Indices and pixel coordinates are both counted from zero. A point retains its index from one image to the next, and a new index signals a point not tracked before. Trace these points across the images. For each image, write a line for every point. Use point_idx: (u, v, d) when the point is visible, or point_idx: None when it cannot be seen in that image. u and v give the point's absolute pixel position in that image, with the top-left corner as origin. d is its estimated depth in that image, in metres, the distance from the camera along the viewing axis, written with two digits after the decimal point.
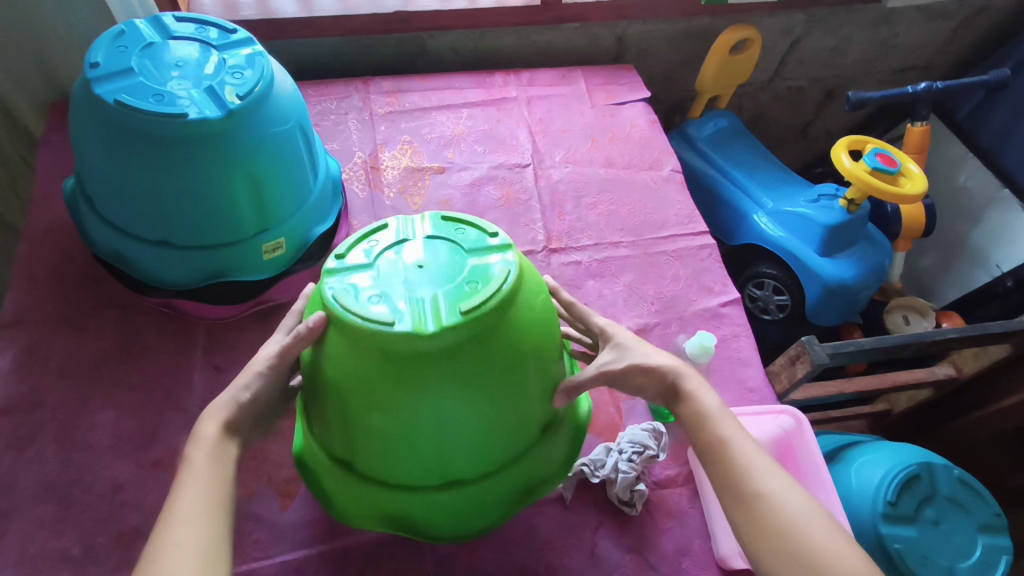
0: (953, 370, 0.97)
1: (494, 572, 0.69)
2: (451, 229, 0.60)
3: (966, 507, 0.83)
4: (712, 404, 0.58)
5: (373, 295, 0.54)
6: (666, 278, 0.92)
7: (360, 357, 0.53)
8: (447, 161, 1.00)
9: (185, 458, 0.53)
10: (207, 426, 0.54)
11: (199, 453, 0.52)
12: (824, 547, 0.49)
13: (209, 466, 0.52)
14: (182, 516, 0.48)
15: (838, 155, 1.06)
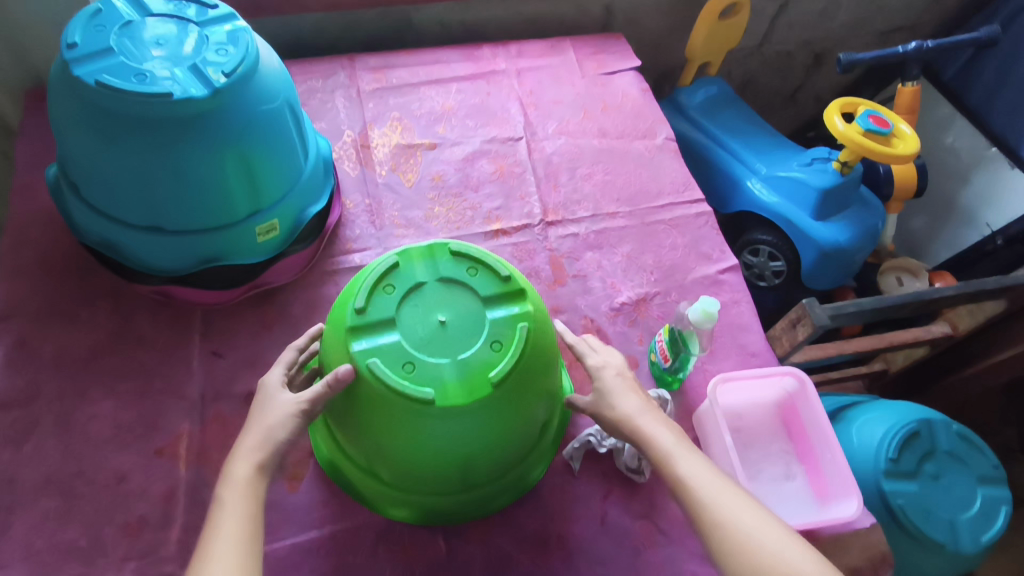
0: (950, 328, 0.97)
1: (506, 545, 0.69)
2: (462, 271, 0.62)
3: (965, 460, 0.84)
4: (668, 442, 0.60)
5: (404, 359, 0.57)
6: (665, 247, 0.92)
7: (394, 417, 0.57)
8: (438, 136, 0.98)
9: (218, 495, 0.55)
10: (240, 464, 0.56)
11: (232, 492, 0.54)
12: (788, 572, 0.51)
13: (241, 504, 0.53)
14: (217, 556, 0.50)
15: (831, 118, 1.05)
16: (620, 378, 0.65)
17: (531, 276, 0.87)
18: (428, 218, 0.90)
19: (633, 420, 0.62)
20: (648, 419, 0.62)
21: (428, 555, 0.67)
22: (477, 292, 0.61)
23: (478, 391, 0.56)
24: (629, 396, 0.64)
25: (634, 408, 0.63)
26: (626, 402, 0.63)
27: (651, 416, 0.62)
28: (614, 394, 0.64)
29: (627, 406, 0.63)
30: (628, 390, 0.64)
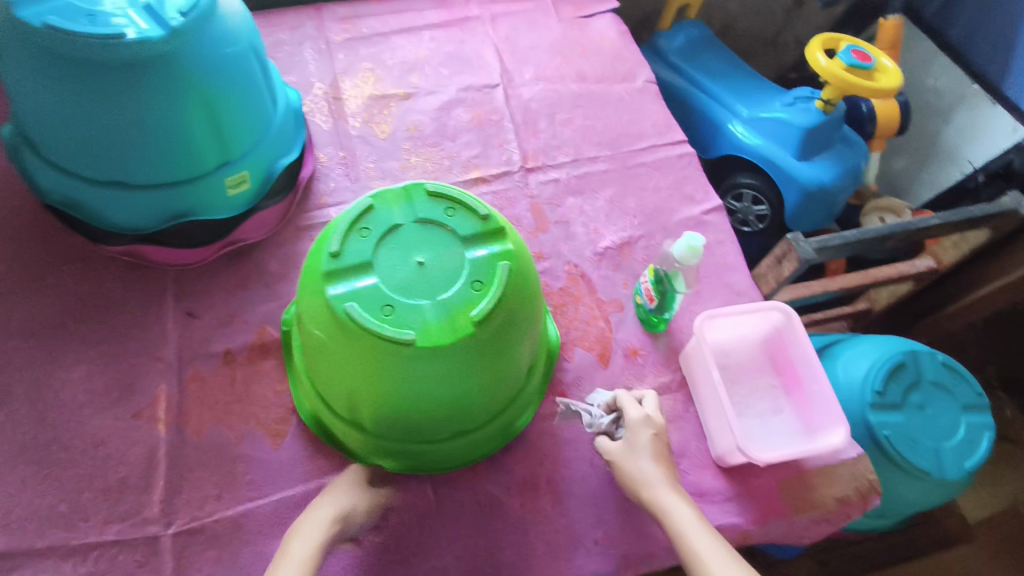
0: (934, 261, 0.96)
1: (496, 492, 0.69)
2: (440, 212, 0.60)
3: (950, 389, 0.85)
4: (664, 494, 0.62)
5: (383, 302, 0.55)
6: (648, 190, 0.90)
7: (376, 362, 0.56)
8: (413, 86, 0.95)
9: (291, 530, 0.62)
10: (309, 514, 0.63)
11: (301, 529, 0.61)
12: None
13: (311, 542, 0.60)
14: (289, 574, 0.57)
15: (813, 55, 1.03)
16: (645, 439, 0.66)
17: (513, 224, 0.85)
18: (403, 169, 0.88)
19: (647, 488, 0.63)
20: (663, 490, 0.62)
21: (417, 504, 0.67)
22: (455, 233, 0.59)
23: (460, 330, 0.55)
24: (648, 459, 0.64)
25: (652, 475, 0.63)
26: (643, 466, 0.64)
27: (666, 488, 0.63)
28: (634, 456, 0.65)
29: (648, 470, 0.64)
30: (648, 455, 0.65)
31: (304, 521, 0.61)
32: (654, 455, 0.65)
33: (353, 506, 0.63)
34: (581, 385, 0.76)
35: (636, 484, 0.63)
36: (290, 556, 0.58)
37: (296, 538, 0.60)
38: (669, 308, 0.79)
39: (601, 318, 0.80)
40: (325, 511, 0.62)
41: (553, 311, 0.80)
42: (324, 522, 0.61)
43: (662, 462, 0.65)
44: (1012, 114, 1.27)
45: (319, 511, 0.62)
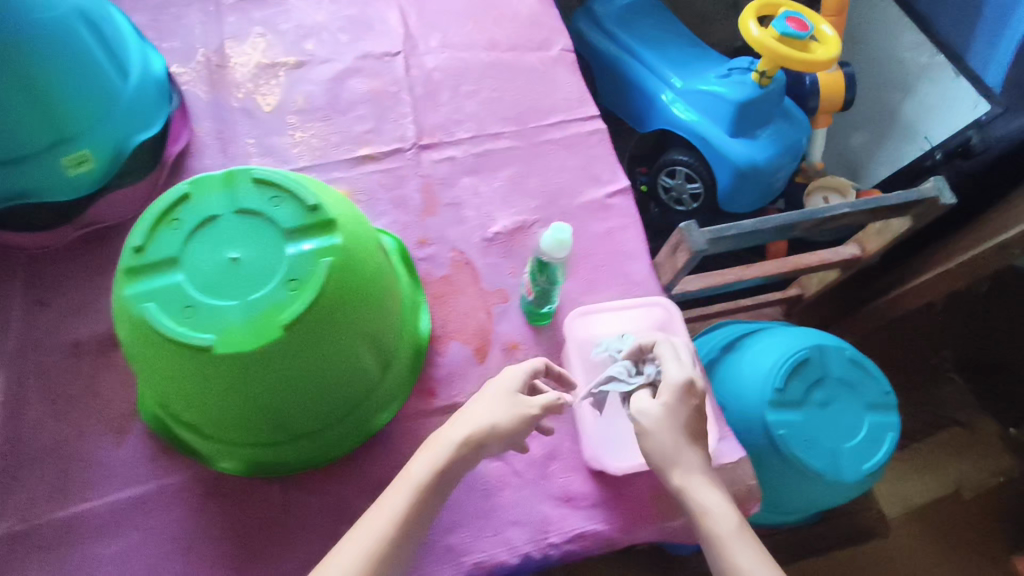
0: (857, 250, 0.91)
1: (349, 495, 0.68)
2: (262, 201, 0.55)
3: (855, 387, 0.82)
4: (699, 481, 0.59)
5: (183, 302, 0.52)
6: (553, 171, 0.83)
7: (181, 366, 0.53)
8: (306, 54, 0.87)
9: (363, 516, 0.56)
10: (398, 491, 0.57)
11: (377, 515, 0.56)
12: None
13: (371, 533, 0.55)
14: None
15: (745, 23, 0.95)
16: (680, 411, 0.61)
17: (398, 206, 0.80)
18: (289, 145, 0.81)
19: (675, 469, 0.59)
20: (693, 475, 0.59)
21: (263, 509, 0.66)
22: (276, 225, 0.55)
23: (265, 335, 0.52)
24: (683, 437, 0.60)
25: (680, 458, 0.60)
26: (673, 443, 0.60)
27: (698, 469, 0.60)
28: (671, 424, 0.60)
29: (674, 450, 0.60)
30: (681, 430, 0.60)
31: (444, 441, 0.59)
32: (684, 430, 0.61)
33: (524, 406, 0.61)
34: (453, 383, 0.73)
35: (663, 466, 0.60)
36: (412, 481, 0.57)
37: (422, 461, 0.58)
38: (550, 301, 0.74)
39: (482, 309, 0.76)
40: (452, 433, 0.59)
41: (432, 301, 0.76)
42: (453, 446, 0.59)
43: (692, 440, 0.61)
44: (972, 84, 1.17)
45: (449, 433, 0.59)
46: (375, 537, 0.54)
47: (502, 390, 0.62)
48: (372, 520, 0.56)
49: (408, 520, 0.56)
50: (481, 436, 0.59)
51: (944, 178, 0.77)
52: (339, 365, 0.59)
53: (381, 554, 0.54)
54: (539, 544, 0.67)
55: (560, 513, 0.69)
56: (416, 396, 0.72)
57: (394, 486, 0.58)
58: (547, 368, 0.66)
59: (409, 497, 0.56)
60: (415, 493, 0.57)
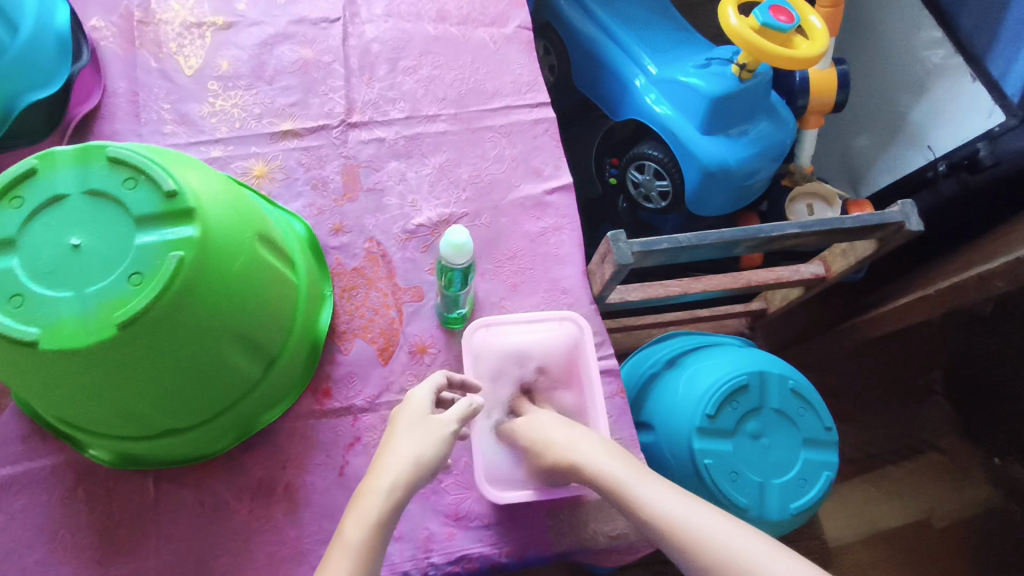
0: (821, 269, 0.85)
1: (224, 494, 0.62)
2: (116, 183, 0.50)
3: (794, 420, 0.75)
4: (590, 447, 0.57)
5: (14, 289, 0.48)
6: (487, 159, 0.78)
7: (16, 358, 0.49)
8: (237, 14, 0.82)
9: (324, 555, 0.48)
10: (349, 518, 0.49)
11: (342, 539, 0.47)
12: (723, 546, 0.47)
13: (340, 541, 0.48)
14: None
15: (724, 10, 0.84)
16: (550, 421, 0.62)
17: (317, 187, 0.75)
18: (205, 115, 0.77)
19: (570, 453, 0.58)
20: (593, 448, 0.57)
21: (129, 501, 0.61)
22: (127, 210, 0.50)
23: (97, 334, 0.47)
24: (563, 431, 0.60)
25: (569, 442, 0.58)
26: (557, 438, 0.59)
27: (590, 441, 0.58)
28: (547, 429, 0.61)
29: (561, 440, 0.59)
30: (558, 426, 0.61)
31: (374, 492, 0.50)
32: (564, 425, 0.61)
33: (441, 432, 0.55)
34: (351, 383, 0.67)
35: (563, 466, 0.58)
36: (350, 530, 0.48)
37: (354, 516, 0.49)
38: (459, 304, 0.68)
39: (392, 307, 0.70)
40: (383, 479, 0.51)
41: (339, 294, 0.70)
42: (386, 495, 0.50)
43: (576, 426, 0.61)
44: (988, 90, 0.98)
45: (377, 480, 0.51)
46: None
47: (411, 421, 0.56)
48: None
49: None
50: (411, 472, 0.52)
51: (913, 203, 0.71)
52: (205, 366, 0.53)
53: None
54: (419, 563, 0.60)
55: (448, 534, 0.62)
56: (309, 395, 0.66)
57: (332, 552, 0.47)
58: (449, 380, 0.62)
59: (352, 556, 0.46)
60: (358, 557, 0.46)
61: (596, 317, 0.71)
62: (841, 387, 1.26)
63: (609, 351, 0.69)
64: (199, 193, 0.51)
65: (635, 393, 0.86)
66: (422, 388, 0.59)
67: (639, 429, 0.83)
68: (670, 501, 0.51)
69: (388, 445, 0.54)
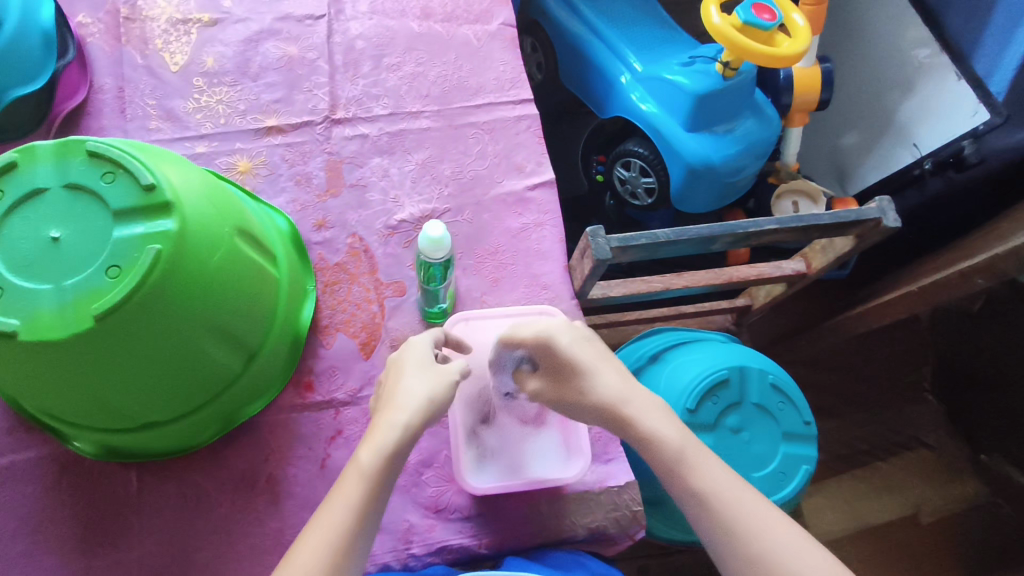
0: (802, 265, 0.86)
1: (206, 486, 0.62)
2: (95, 177, 0.51)
3: (774, 414, 0.76)
4: (638, 399, 0.55)
5: None
6: (470, 156, 0.79)
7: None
8: (222, 11, 0.83)
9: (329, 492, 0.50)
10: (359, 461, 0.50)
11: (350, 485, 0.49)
12: (767, 546, 0.48)
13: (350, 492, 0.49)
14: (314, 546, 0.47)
15: (707, 8, 0.84)
16: (593, 353, 0.57)
17: (300, 183, 0.75)
18: (190, 111, 0.77)
19: (620, 404, 0.54)
20: (646, 411, 0.54)
21: (112, 493, 0.61)
22: (106, 204, 0.50)
23: (76, 326, 0.47)
24: (612, 373, 0.56)
25: (619, 389, 0.55)
26: (603, 380, 0.55)
27: (635, 390, 0.55)
28: (585, 359, 0.56)
29: (605, 383, 0.55)
30: (606, 363, 0.56)
31: (388, 424, 0.51)
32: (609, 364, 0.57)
33: (450, 377, 0.56)
34: (332, 376, 0.67)
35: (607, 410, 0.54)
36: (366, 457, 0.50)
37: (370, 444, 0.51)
38: (440, 299, 0.68)
39: (375, 302, 0.71)
40: (398, 412, 0.52)
41: (322, 289, 0.71)
42: (402, 429, 0.51)
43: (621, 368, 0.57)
44: (972, 88, 0.98)
45: (393, 413, 0.52)
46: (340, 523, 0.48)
47: (421, 360, 0.56)
48: (330, 512, 0.49)
49: (367, 511, 0.49)
50: (424, 409, 0.53)
51: (890, 199, 0.71)
52: (190, 354, 0.53)
53: (347, 547, 0.48)
54: (399, 554, 0.61)
55: (427, 525, 0.62)
56: (292, 388, 0.66)
57: (345, 476, 0.51)
58: (444, 338, 0.62)
59: (366, 480, 0.49)
60: (372, 482, 0.49)
61: (576, 312, 0.72)
62: (828, 383, 1.27)
63: None
64: (177, 188, 0.52)
65: None
66: (423, 340, 0.59)
67: None
68: (725, 485, 0.51)
69: (399, 381, 0.55)
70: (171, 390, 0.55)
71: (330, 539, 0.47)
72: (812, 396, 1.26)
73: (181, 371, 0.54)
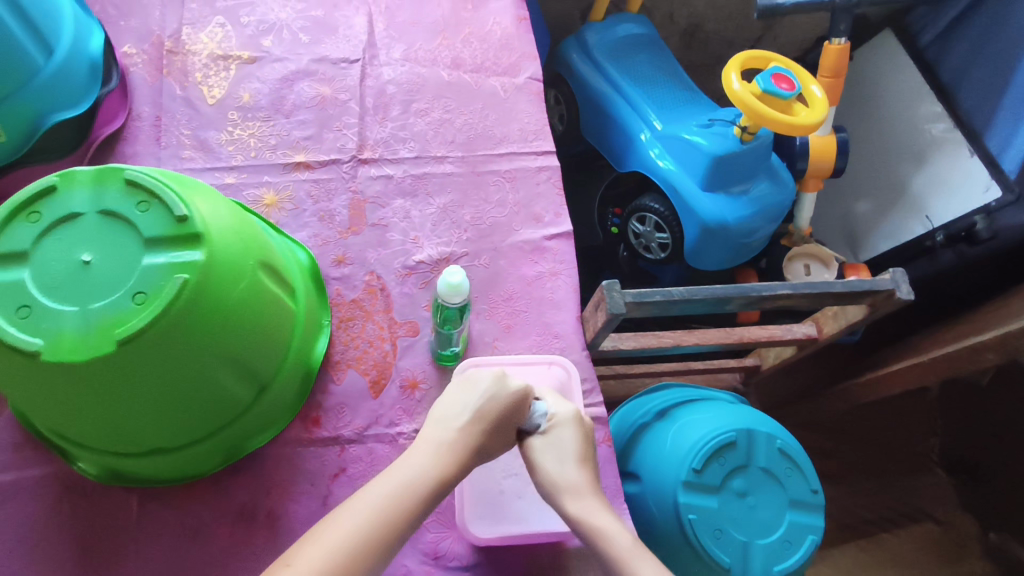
0: (813, 330, 0.86)
1: (205, 516, 0.61)
2: (130, 205, 0.52)
3: (780, 480, 0.75)
4: (569, 455, 0.59)
5: (21, 300, 0.48)
6: (490, 203, 0.80)
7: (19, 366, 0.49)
8: (262, 50, 0.86)
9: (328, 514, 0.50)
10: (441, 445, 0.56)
11: (422, 457, 0.55)
12: None
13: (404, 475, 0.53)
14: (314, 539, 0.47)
15: (727, 74, 0.88)
16: (572, 432, 0.61)
17: (324, 219, 0.77)
18: (222, 142, 0.80)
19: (560, 462, 0.59)
20: (565, 449, 0.60)
21: (110, 518, 0.60)
22: (137, 231, 0.51)
23: (97, 349, 0.48)
24: (575, 451, 0.60)
25: (576, 481, 0.58)
26: (559, 450, 0.59)
27: (575, 452, 0.60)
28: (554, 446, 0.60)
29: (561, 455, 0.59)
30: (572, 448, 0.60)
31: (451, 423, 0.58)
32: (583, 459, 0.60)
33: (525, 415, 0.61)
34: (341, 414, 0.67)
35: (552, 467, 0.59)
36: (433, 445, 0.56)
37: (427, 440, 0.57)
38: (453, 342, 0.69)
39: (388, 340, 0.71)
40: (473, 406, 0.58)
41: (337, 325, 0.71)
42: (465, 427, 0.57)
43: (586, 459, 0.60)
44: (986, 166, 1.00)
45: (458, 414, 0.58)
46: (379, 497, 0.51)
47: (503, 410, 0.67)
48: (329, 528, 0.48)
49: (427, 498, 0.53)
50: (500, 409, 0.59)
51: (904, 271, 0.72)
52: (205, 381, 0.54)
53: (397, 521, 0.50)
54: None
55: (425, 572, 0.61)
56: (299, 422, 0.66)
57: (421, 447, 0.56)
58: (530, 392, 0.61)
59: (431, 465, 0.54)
60: (445, 457, 0.55)
61: (586, 364, 0.72)
62: (833, 449, 1.25)
63: (598, 398, 0.70)
64: (209, 221, 0.53)
65: (623, 443, 0.84)
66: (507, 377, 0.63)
67: (624, 480, 0.81)
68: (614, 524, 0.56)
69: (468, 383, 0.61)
70: (188, 415, 0.55)
71: (357, 528, 0.48)
72: (816, 460, 1.24)
73: (198, 396, 0.54)
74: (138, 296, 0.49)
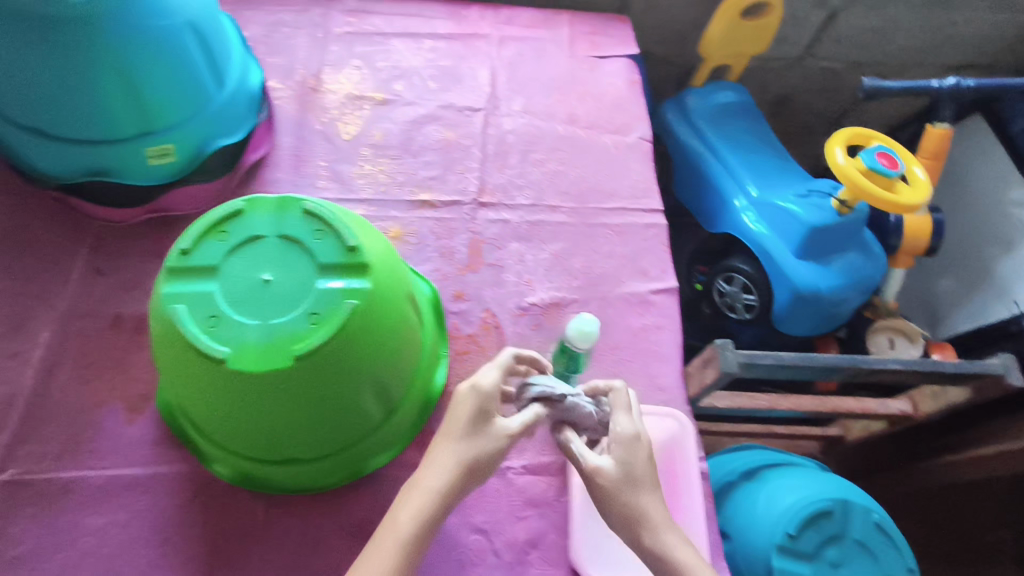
0: (909, 406, 0.86)
1: (326, 528, 0.64)
2: (307, 232, 0.57)
3: (875, 554, 0.75)
4: (642, 486, 0.54)
5: (211, 312, 0.53)
6: (599, 254, 0.84)
7: (199, 371, 0.54)
8: (394, 93, 0.93)
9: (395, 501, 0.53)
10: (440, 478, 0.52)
11: (427, 485, 0.51)
12: None
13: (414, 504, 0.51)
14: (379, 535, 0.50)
15: (832, 149, 0.91)
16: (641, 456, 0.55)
17: (444, 255, 0.81)
18: (355, 175, 0.86)
19: (632, 493, 0.53)
20: (634, 477, 0.54)
21: (239, 520, 0.64)
22: (313, 257, 0.56)
23: (275, 362, 0.52)
24: (646, 476, 0.55)
25: (653, 513, 0.53)
26: (630, 479, 0.54)
27: (646, 482, 0.54)
28: (626, 474, 0.54)
29: (632, 485, 0.54)
30: (644, 476, 0.54)
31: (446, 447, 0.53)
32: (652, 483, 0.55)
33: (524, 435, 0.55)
34: None
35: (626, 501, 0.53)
36: (430, 474, 0.52)
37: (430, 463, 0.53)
38: None
39: None
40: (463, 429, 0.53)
41: (453, 357, 0.75)
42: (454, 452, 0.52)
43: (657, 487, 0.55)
44: None
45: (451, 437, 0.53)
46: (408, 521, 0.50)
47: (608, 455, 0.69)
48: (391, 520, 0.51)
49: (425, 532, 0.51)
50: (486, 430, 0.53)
51: (1014, 357, 0.74)
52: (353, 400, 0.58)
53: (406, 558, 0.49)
54: None
55: None
56: (416, 447, 0.69)
57: (425, 470, 0.52)
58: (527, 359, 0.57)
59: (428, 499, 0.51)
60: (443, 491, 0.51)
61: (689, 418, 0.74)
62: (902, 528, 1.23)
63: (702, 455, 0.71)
64: (374, 253, 0.58)
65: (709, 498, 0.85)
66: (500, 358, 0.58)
67: None
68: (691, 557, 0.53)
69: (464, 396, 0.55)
70: (330, 430, 0.59)
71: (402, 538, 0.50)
72: None
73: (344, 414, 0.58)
74: (313, 317, 0.53)
